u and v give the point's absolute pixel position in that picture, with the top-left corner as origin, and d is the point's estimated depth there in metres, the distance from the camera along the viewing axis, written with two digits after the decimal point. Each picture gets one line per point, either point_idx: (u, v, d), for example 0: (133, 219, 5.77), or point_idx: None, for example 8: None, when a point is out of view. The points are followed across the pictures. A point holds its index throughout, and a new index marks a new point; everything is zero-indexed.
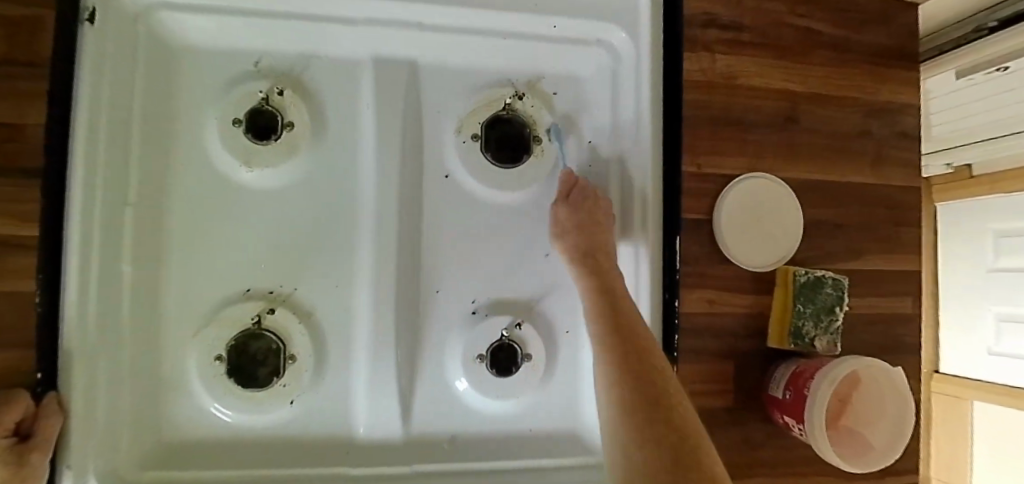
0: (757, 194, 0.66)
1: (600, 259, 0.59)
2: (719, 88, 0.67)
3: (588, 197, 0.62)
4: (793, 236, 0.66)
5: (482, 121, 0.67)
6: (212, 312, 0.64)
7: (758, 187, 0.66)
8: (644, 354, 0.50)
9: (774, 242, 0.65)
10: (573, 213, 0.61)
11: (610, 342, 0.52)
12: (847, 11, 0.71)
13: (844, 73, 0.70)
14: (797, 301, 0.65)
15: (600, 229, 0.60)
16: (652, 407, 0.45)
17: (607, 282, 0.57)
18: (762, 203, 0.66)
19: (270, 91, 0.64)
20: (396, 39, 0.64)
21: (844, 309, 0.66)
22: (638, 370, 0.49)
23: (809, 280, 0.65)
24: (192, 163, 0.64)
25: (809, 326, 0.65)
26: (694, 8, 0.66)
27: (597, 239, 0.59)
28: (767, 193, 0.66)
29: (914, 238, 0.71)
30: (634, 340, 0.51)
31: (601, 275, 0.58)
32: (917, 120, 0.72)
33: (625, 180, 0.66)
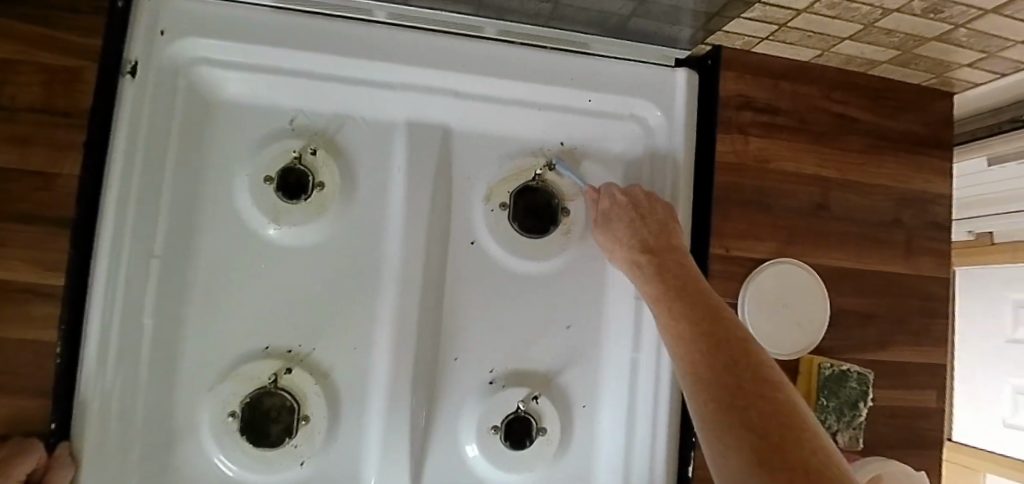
0: (781, 281, 0.65)
1: (666, 269, 0.53)
2: (751, 170, 0.66)
3: (620, 201, 0.61)
4: (820, 323, 0.65)
5: (512, 189, 0.67)
6: (228, 369, 0.63)
7: (784, 273, 0.65)
8: (736, 343, 0.42)
9: (798, 332, 0.64)
10: (612, 225, 0.60)
11: (692, 346, 0.44)
12: (883, 98, 0.71)
13: (877, 160, 0.69)
14: (821, 394, 0.63)
15: (657, 236, 0.57)
16: (741, 395, 0.38)
17: (685, 287, 0.50)
18: (786, 290, 0.65)
19: (303, 150, 0.65)
20: (435, 106, 0.65)
21: (868, 404, 0.65)
22: (732, 368, 0.40)
23: (835, 374, 0.64)
24: (220, 217, 0.64)
25: (831, 420, 0.63)
26: (731, 89, 0.66)
27: (644, 236, 0.57)
28: (793, 279, 0.65)
29: (941, 330, 0.70)
30: (722, 330, 0.44)
31: (672, 284, 0.51)
32: (947, 210, 0.71)
33: (658, 156, 0.67)
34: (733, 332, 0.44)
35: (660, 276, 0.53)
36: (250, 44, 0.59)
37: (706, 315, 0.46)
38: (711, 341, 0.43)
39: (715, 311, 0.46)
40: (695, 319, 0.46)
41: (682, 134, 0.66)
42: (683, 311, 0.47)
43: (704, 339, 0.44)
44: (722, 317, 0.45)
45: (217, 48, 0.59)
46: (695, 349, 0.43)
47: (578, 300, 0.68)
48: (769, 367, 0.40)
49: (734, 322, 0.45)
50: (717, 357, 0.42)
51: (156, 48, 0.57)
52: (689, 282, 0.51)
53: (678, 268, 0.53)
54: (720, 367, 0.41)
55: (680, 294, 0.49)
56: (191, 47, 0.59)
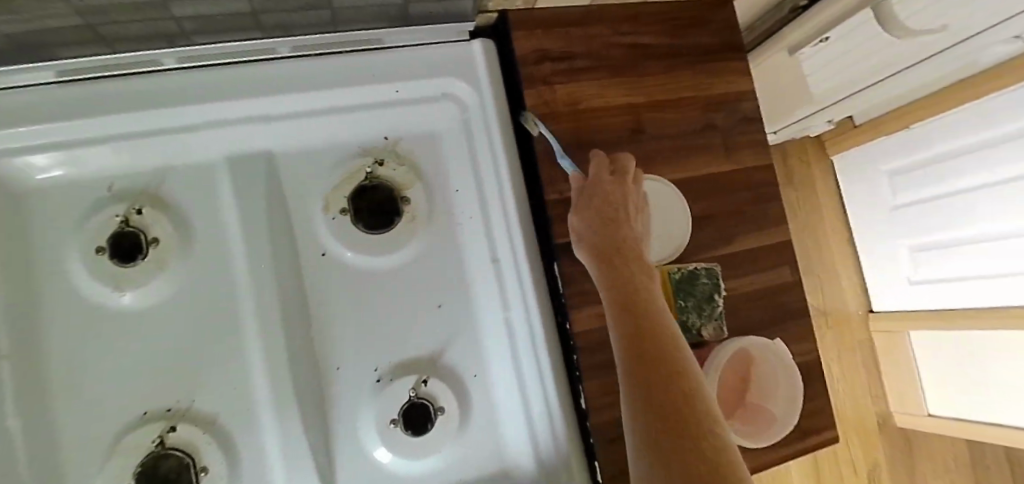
0: (660, 192, 0.69)
1: (622, 269, 0.51)
2: (564, 115, 0.70)
3: (598, 179, 0.58)
4: (679, 243, 0.69)
5: (348, 193, 0.69)
6: (111, 447, 0.62)
7: (666, 188, 0.69)
8: (682, 382, 0.41)
9: (667, 237, 0.69)
10: (593, 191, 0.58)
11: (626, 357, 0.44)
12: (669, 20, 0.76)
13: (678, 77, 0.75)
14: (678, 297, 0.67)
15: (613, 205, 0.56)
16: (657, 385, 0.40)
17: (634, 309, 0.47)
18: (660, 200, 0.69)
19: (128, 212, 0.64)
20: (248, 135, 0.66)
21: (721, 294, 0.70)
22: (653, 360, 0.42)
23: (685, 275, 0.68)
24: (62, 300, 0.63)
25: (693, 318, 0.67)
26: (526, 47, 0.69)
27: (602, 211, 0.55)
28: (671, 196, 0.69)
29: (777, 211, 0.77)
30: (675, 363, 0.42)
31: (630, 298, 0.48)
32: (754, 104, 0.78)
33: (478, 127, 0.70)
34: (681, 365, 0.42)
35: (624, 283, 0.49)
36: (40, 123, 0.58)
37: (658, 335, 0.44)
38: (659, 371, 0.41)
39: (663, 338, 0.44)
40: (641, 310, 0.47)
41: (492, 102, 0.69)
42: (630, 328, 0.45)
43: (650, 362, 0.42)
44: (671, 340, 0.44)
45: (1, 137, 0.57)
46: (637, 365, 0.43)
47: (442, 279, 0.70)
48: (701, 393, 0.40)
49: (686, 353, 0.43)
50: (657, 401, 0.40)
51: None
52: (653, 310, 0.47)
53: (631, 265, 0.51)
54: (657, 389, 0.40)
55: (634, 317, 0.46)
56: None
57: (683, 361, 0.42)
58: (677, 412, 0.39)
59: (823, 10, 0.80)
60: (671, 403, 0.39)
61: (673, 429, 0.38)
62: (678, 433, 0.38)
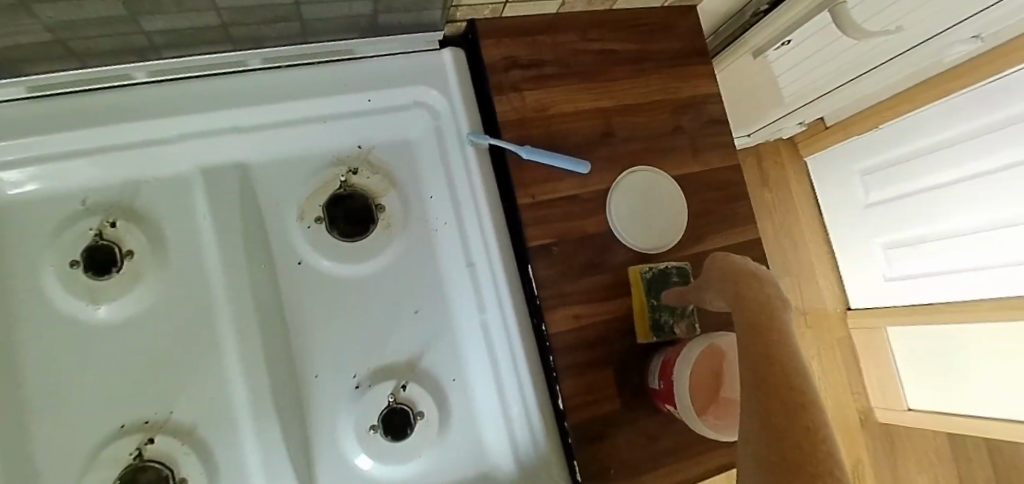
0: (667, 186, 0.74)
1: (752, 295, 0.52)
2: (535, 121, 0.71)
3: (740, 277, 0.55)
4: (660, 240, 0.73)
5: (323, 202, 0.70)
6: (89, 460, 0.62)
7: (675, 186, 0.75)
8: (794, 388, 0.44)
9: (652, 229, 0.73)
10: (726, 286, 0.56)
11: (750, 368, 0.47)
12: (635, 26, 0.78)
13: (646, 81, 0.77)
14: (649, 296, 0.70)
15: (766, 300, 0.51)
16: (777, 409, 0.43)
17: (777, 321, 0.49)
18: (664, 193, 0.74)
19: (102, 225, 0.65)
20: (223, 146, 0.67)
21: None
22: (773, 387, 0.44)
23: (656, 274, 0.70)
24: (36, 315, 0.63)
25: (665, 316, 0.70)
26: (495, 54, 0.71)
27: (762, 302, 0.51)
28: (675, 196, 0.74)
29: (746, 210, 0.79)
30: (793, 385, 0.44)
31: (756, 329, 0.49)
32: (721, 106, 0.80)
33: (450, 133, 0.71)
34: (793, 379, 0.44)
35: (738, 303, 0.53)
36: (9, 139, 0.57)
37: (765, 325, 0.49)
38: (772, 386, 0.44)
39: (784, 346, 0.47)
40: (759, 331, 0.49)
41: (463, 109, 0.71)
42: (745, 321, 0.51)
43: (767, 384, 0.45)
44: (781, 352, 0.47)
45: None
46: (756, 383, 0.46)
47: (419, 285, 0.71)
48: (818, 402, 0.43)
49: (793, 361, 0.46)
50: (776, 412, 0.43)
51: None
52: (779, 329, 0.49)
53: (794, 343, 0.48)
54: (772, 407, 0.43)
55: (755, 345, 0.48)
56: None
57: (794, 370, 0.45)
58: (783, 389, 0.44)
59: (781, 16, 0.83)
60: (769, 373, 0.45)
61: (784, 405, 0.43)
62: (779, 410, 0.43)
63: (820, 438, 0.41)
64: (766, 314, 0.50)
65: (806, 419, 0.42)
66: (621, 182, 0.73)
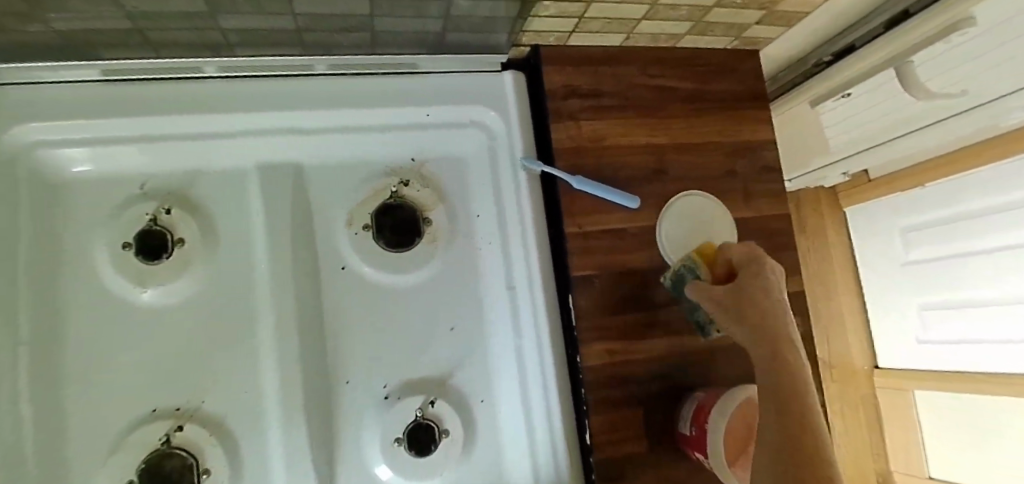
0: (726, 226, 0.73)
1: (772, 322, 0.53)
2: (588, 150, 0.71)
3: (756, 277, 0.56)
4: None
5: (372, 210, 0.70)
6: (118, 440, 0.62)
7: (732, 232, 0.74)
8: (813, 434, 0.45)
9: None
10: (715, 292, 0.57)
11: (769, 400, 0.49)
12: (697, 65, 0.78)
13: (703, 122, 0.77)
14: (663, 304, 0.67)
15: (763, 313, 0.53)
16: (798, 453, 0.44)
17: (794, 359, 0.50)
18: (718, 230, 0.73)
19: (157, 211, 0.66)
20: (281, 146, 0.68)
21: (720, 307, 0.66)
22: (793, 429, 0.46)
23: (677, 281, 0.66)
24: (86, 293, 0.64)
25: None
26: (556, 81, 0.72)
27: (756, 312, 0.53)
28: (726, 240, 0.73)
29: (794, 261, 0.77)
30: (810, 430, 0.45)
31: (778, 363, 0.50)
32: (776, 153, 0.79)
33: (503, 155, 0.72)
34: (809, 421, 0.46)
35: (739, 300, 0.55)
36: (87, 119, 0.60)
37: (783, 362, 0.50)
38: (791, 426, 0.46)
39: (803, 388, 0.48)
40: (779, 365, 0.50)
41: (520, 133, 0.71)
42: (762, 354, 0.51)
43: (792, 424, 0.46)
44: (803, 393, 0.48)
45: (52, 130, 0.60)
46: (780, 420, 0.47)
47: (457, 302, 0.71)
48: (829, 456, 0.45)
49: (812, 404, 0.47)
50: (793, 454, 0.44)
51: None
52: (799, 369, 0.50)
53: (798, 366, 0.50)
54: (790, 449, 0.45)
55: (781, 383, 0.49)
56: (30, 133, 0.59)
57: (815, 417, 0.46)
58: (801, 431, 0.45)
59: (841, 70, 0.82)
60: (792, 410, 0.47)
61: (805, 447, 0.44)
62: (799, 450, 0.44)
63: (825, 459, 0.44)
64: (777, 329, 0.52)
65: (820, 459, 0.44)
66: (682, 196, 0.73)
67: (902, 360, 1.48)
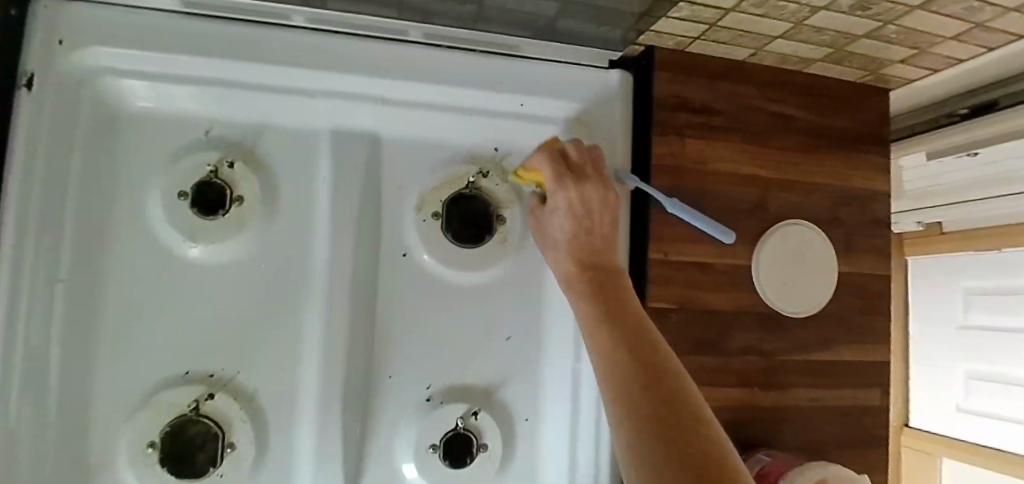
0: (829, 268, 0.68)
1: (604, 266, 0.53)
2: (687, 172, 0.65)
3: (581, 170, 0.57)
4: (806, 306, 0.67)
5: (444, 198, 0.65)
6: (146, 397, 0.59)
7: (833, 277, 0.68)
8: (658, 367, 0.41)
9: (797, 289, 0.66)
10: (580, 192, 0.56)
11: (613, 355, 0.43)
12: (819, 96, 0.70)
13: (816, 159, 0.69)
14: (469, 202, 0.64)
15: (591, 235, 0.55)
16: (662, 410, 0.38)
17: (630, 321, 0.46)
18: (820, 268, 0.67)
19: (220, 163, 0.61)
20: (359, 113, 0.62)
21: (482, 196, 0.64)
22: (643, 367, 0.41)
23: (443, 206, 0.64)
24: (134, 237, 0.60)
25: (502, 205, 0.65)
26: (666, 90, 0.65)
27: (592, 251, 0.55)
28: (823, 289, 0.67)
29: (882, 327, 0.71)
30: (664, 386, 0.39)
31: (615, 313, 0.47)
32: (887, 207, 0.72)
33: None
34: (669, 372, 0.41)
35: (605, 243, 0.55)
36: (161, 52, 0.55)
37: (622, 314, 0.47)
38: (639, 368, 0.41)
39: (646, 334, 0.45)
40: (619, 315, 0.47)
41: (619, 142, 0.65)
42: (605, 317, 0.47)
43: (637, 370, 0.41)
44: (665, 360, 0.42)
45: (124, 58, 0.55)
46: (625, 371, 0.41)
47: (517, 311, 0.66)
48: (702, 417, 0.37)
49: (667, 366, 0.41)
50: (655, 410, 0.38)
51: (54, 57, 0.53)
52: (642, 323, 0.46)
53: (619, 288, 0.51)
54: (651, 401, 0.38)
55: (621, 337, 0.44)
56: (98, 57, 0.54)
57: (662, 359, 0.42)
58: (672, 397, 0.39)
59: (970, 130, 0.71)
60: (637, 349, 0.43)
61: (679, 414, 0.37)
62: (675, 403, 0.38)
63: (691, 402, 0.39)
64: (625, 305, 0.48)
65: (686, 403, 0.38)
66: (798, 224, 0.67)
67: (934, 426, 1.42)
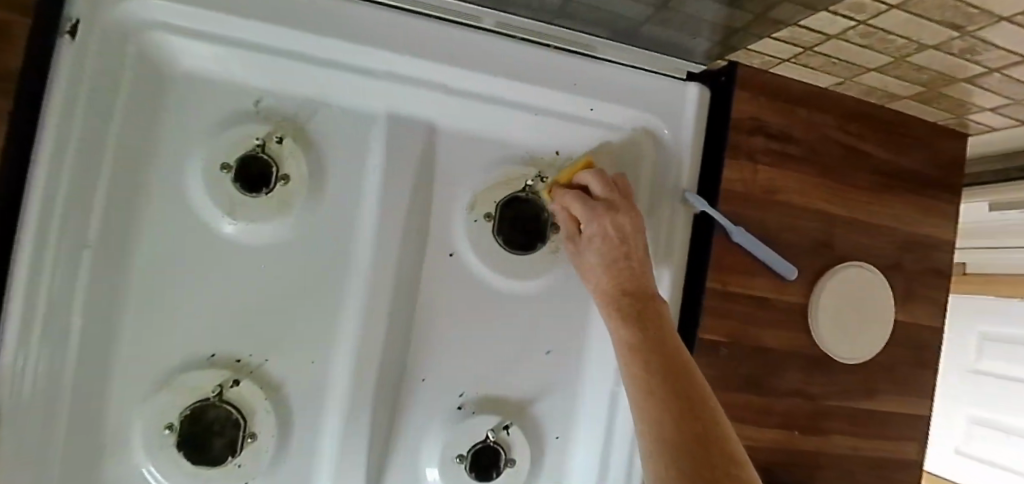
0: (886, 313, 0.65)
1: (641, 286, 0.53)
2: (757, 201, 0.61)
3: (614, 198, 0.55)
4: (861, 352, 0.65)
5: (499, 199, 0.61)
6: (167, 376, 0.56)
7: (888, 324, 0.65)
8: (701, 423, 0.42)
9: (852, 333, 0.64)
10: (613, 219, 0.54)
11: (656, 402, 0.44)
12: (898, 135, 0.67)
13: (886, 201, 0.66)
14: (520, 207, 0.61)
15: (628, 262, 0.53)
16: (709, 471, 0.39)
17: (669, 363, 0.46)
18: (876, 312, 0.65)
19: (268, 138, 0.57)
20: (419, 100, 0.58)
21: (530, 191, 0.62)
22: (683, 420, 0.42)
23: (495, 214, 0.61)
24: (168, 206, 0.56)
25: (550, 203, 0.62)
26: (745, 111, 0.61)
27: (626, 276, 0.53)
28: (878, 336, 0.65)
29: (927, 380, 0.69)
30: (703, 445, 0.41)
31: (654, 352, 0.47)
32: (949, 256, 0.69)
33: (661, 179, 0.63)
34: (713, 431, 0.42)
35: (636, 273, 0.53)
36: (218, 11, 0.50)
37: (667, 356, 0.47)
38: (679, 420, 0.42)
39: (690, 384, 0.45)
40: (663, 355, 0.47)
41: (688, 162, 0.62)
42: (644, 354, 0.48)
43: (677, 423, 0.42)
44: (707, 415, 0.43)
45: (176, 14, 0.50)
46: (667, 422, 0.43)
47: (558, 325, 0.64)
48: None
49: (710, 424, 0.42)
50: (697, 471, 0.39)
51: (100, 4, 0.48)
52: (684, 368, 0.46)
53: (657, 320, 0.50)
54: (690, 459, 0.40)
55: (662, 386, 0.45)
56: (147, 9, 0.49)
57: (703, 410, 0.43)
58: (714, 459, 0.40)
59: None
60: (680, 398, 0.44)
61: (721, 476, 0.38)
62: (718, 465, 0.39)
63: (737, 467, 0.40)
64: (675, 355, 0.47)
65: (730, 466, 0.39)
66: (862, 267, 0.64)
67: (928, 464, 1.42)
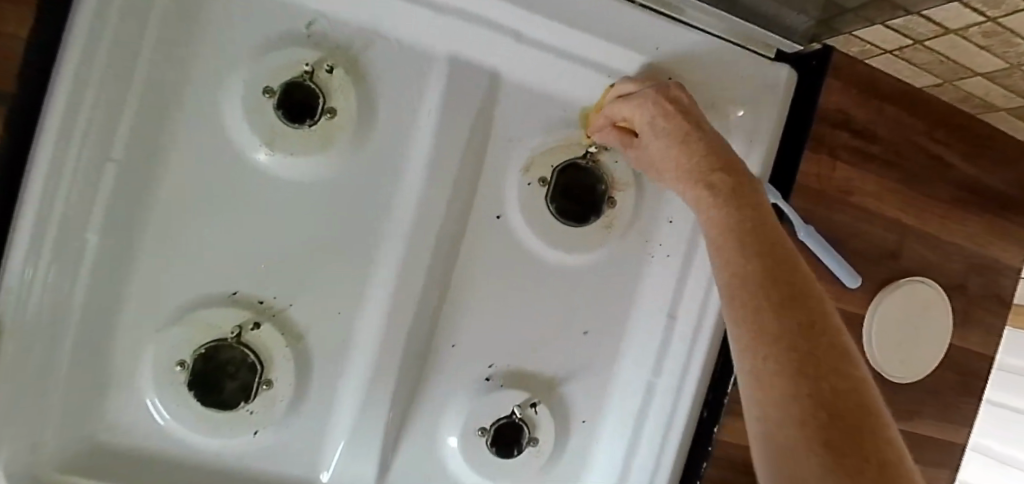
0: (940, 336, 0.62)
1: (722, 160, 0.39)
2: (832, 201, 0.57)
3: (656, 87, 0.47)
4: (912, 372, 0.62)
5: (557, 164, 0.57)
6: (181, 311, 0.51)
7: (941, 348, 0.63)
8: (819, 335, 0.28)
9: (904, 352, 0.61)
10: (646, 104, 0.47)
11: (754, 302, 0.29)
12: (985, 149, 0.62)
13: (962, 218, 0.62)
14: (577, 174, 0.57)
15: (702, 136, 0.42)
16: (821, 394, 0.25)
17: (766, 253, 0.32)
18: (930, 332, 0.62)
19: (317, 66, 0.51)
20: (485, 43, 0.52)
21: (590, 158, 0.57)
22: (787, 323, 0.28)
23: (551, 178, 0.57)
24: (198, 126, 0.50)
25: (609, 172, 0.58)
26: (833, 102, 0.56)
27: (704, 153, 0.40)
28: (928, 357, 0.62)
29: (968, 407, 0.67)
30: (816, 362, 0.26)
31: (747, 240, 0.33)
32: (1012, 284, 0.66)
33: None
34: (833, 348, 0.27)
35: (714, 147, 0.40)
36: None
37: (766, 244, 0.32)
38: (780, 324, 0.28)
39: (796, 278, 0.30)
40: (752, 242, 0.33)
41: (761, 151, 0.58)
42: (733, 242, 0.33)
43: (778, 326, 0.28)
44: (826, 327, 0.28)
45: None
46: (758, 321, 0.29)
47: (599, 304, 0.60)
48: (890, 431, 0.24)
49: (830, 336, 0.28)
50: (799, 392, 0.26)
51: None
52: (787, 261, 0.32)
53: (754, 201, 0.35)
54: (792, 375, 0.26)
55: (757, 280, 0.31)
56: None
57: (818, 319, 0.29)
58: (834, 383, 0.25)
59: None
60: (780, 298, 0.30)
61: (839, 401, 0.25)
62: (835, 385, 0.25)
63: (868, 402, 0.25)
64: (778, 242, 0.32)
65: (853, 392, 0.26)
66: (925, 284, 0.61)
67: None
